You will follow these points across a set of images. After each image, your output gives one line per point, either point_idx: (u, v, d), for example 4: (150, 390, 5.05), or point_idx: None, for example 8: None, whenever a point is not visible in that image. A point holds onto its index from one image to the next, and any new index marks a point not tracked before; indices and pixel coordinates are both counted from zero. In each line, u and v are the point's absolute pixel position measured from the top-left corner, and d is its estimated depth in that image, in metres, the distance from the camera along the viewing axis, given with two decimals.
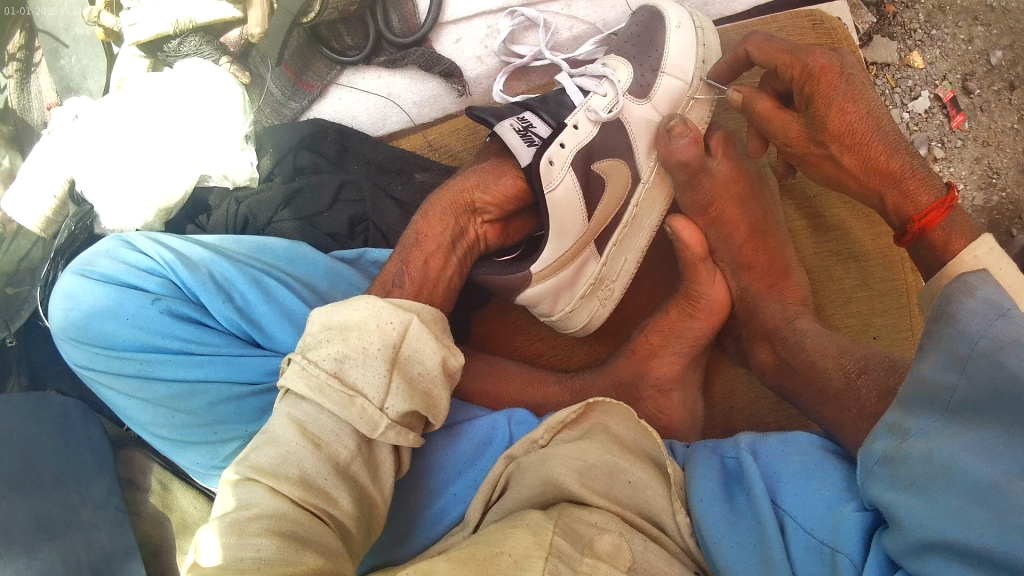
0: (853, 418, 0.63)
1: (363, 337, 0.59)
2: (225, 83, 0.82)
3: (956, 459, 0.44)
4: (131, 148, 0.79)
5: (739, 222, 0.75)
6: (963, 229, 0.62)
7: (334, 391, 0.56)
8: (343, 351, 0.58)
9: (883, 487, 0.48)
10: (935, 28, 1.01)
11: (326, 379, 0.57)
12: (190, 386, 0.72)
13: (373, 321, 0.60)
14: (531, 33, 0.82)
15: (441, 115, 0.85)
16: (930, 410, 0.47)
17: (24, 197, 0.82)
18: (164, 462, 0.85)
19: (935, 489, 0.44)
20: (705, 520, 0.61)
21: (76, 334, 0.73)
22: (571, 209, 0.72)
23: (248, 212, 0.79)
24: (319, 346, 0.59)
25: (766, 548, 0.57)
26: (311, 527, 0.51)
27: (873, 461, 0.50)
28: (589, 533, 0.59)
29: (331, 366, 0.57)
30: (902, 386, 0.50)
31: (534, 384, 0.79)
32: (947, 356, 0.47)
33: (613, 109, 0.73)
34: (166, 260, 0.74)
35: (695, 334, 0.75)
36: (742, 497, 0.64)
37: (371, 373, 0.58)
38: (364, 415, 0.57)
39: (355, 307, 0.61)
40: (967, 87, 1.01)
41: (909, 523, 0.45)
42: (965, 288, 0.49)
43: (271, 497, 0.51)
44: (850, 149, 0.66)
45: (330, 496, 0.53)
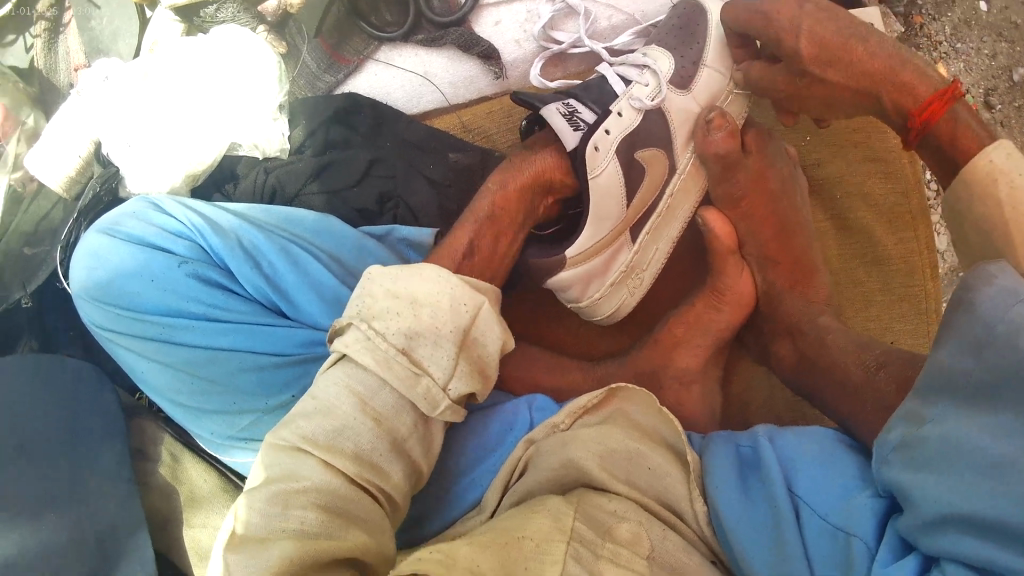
0: (873, 411, 0.62)
1: (434, 314, 0.60)
2: (260, 50, 0.81)
3: (970, 440, 0.45)
4: (162, 111, 0.79)
5: (769, 219, 0.76)
6: (971, 121, 0.59)
7: (402, 366, 0.57)
8: (415, 326, 0.59)
9: (898, 472, 0.49)
10: (960, 42, 1.02)
11: (394, 355, 0.58)
12: (212, 352, 0.72)
13: (446, 300, 0.61)
14: (571, 21, 0.83)
15: (477, 97, 0.84)
16: (945, 397, 0.48)
17: (48, 156, 0.81)
18: (176, 436, 0.83)
19: (950, 468, 0.46)
20: (720, 508, 0.60)
21: (100, 294, 0.73)
22: (611, 192, 0.73)
23: (276, 183, 0.78)
24: (388, 316, 0.59)
25: (780, 537, 0.56)
26: (358, 503, 0.52)
27: (888, 451, 0.51)
28: (608, 520, 0.58)
29: (401, 343, 0.58)
30: (919, 375, 0.51)
31: (559, 370, 0.79)
32: (964, 344, 0.48)
33: (656, 98, 0.74)
34: (195, 225, 0.74)
35: (719, 326, 0.76)
36: (758, 484, 0.62)
37: (440, 354, 0.59)
38: (428, 394, 0.58)
39: (425, 278, 0.62)
40: (989, 102, 1.02)
41: (921, 502, 0.47)
42: (982, 278, 0.49)
43: (320, 468, 0.53)
44: (832, 65, 0.65)
45: (382, 471, 0.55)
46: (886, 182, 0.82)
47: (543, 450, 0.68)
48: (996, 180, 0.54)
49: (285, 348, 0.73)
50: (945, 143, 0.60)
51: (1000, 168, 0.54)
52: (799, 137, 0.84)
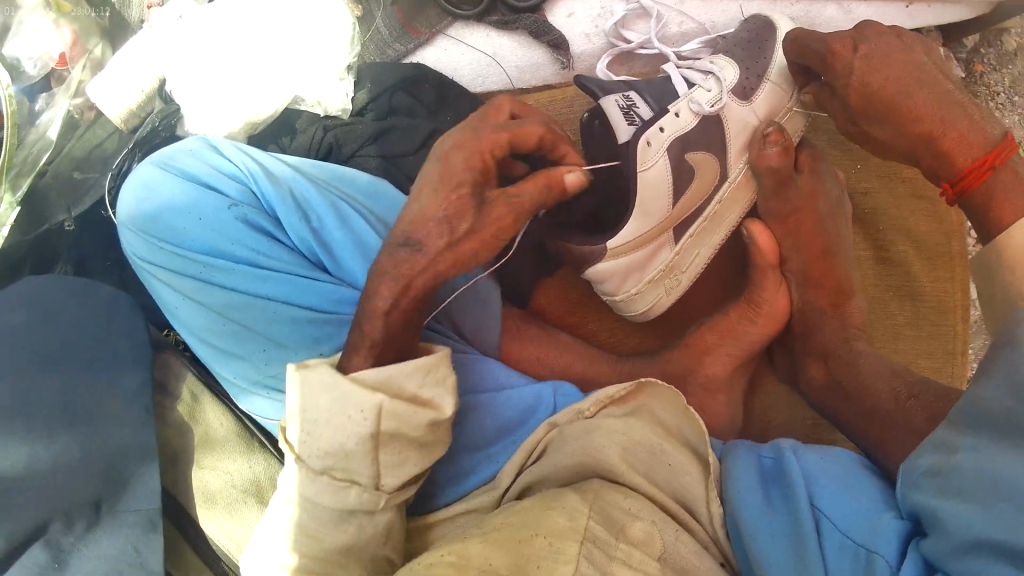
0: (905, 434, 0.66)
1: (338, 434, 0.59)
2: (336, 11, 0.82)
3: (1001, 474, 0.48)
4: (232, 54, 0.80)
5: (815, 239, 0.78)
6: (1011, 185, 0.62)
7: (325, 486, 0.59)
8: (326, 445, 0.59)
9: (929, 497, 0.53)
10: (1017, 95, 1.03)
11: (318, 478, 0.59)
12: (251, 298, 0.73)
13: (338, 416, 0.58)
14: (642, 22, 0.84)
15: (542, 84, 0.86)
16: (982, 431, 0.51)
17: (110, 86, 0.80)
18: (198, 375, 0.82)
19: (982, 497, 0.49)
20: (742, 507, 0.62)
21: (146, 225, 0.74)
22: (658, 191, 0.74)
23: (334, 140, 0.80)
24: (304, 432, 0.60)
25: (801, 542, 0.59)
26: (344, 547, 0.60)
27: (917, 474, 0.54)
28: (622, 519, 0.59)
29: (319, 467, 0.59)
30: (959, 404, 0.53)
31: (588, 360, 0.81)
32: (1001, 379, 0.50)
33: (715, 105, 0.76)
34: (250, 170, 0.75)
35: (753, 337, 0.79)
36: (780, 493, 0.64)
37: (361, 463, 0.59)
38: (364, 500, 0.60)
39: (327, 390, 0.59)
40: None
41: (954, 525, 0.50)
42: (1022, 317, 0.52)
43: (301, 533, 0.60)
44: (887, 114, 0.68)
45: (353, 523, 0.60)
46: (929, 221, 0.88)
47: (566, 435, 0.69)
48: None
49: (324, 303, 0.74)
50: (982, 207, 0.63)
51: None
52: (851, 165, 0.89)
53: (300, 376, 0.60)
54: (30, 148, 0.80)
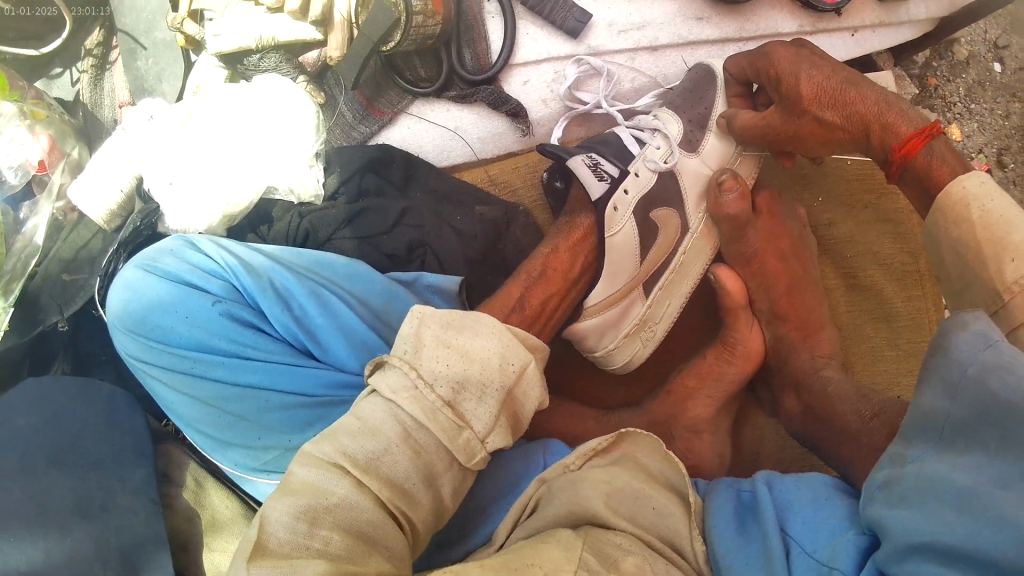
0: (864, 455, 0.67)
1: (484, 372, 0.58)
2: (299, 100, 0.85)
3: (944, 474, 0.46)
4: (206, 152, 0.83)
5: (780, 275, 0.81)
6: (947, 156, 0.62)
7: (445, 419, 0.56)
8: (465, 378, 0.58)
9: (879, 508, 0.49)
10: (974, 103, 1.05)
11: (439, 410, 0.56)
12: (240, 389, 0.75)
13: (495, 358, 0.59)
14: (594, 81, 0.88)
15: (504, 153, 0.90)
16: (929, 439, 0.49)
17: (90, 188, 0.84)
18: (202, 464, 0.86)
19: (922, 498, 0.46)
20: (719, 546, 0.64)
21: (135, 326, 0.77)
22: (627, 253, 0.78)
23: (310, 226, 0.82)
24: (439, 361, 0.58)
25: (771, 563, 0.60)
26: (384, 528, 0.51)
27: (872, 488, 0.51)
28: (615, 553, 0.61)
29: (447, 396, 0.57)
30: (906, 418, 0.52)
31: (572, 417, 0.83)
32: (941, 385, 0.50)
33: (669, 160, 0.80)
34: (229, 265, 0.77)
35: (730, 379, 0.81)
36: (755, 525, 0.66)
37: (484, 409, 0.58)
38: (467, 446, 0.57)
39: (479, 334, 0.60)
40: (1002, 161, 1.04)
41: (892, 529, 0.47)
42: (958, 322, 0.51)
43: (356, 490, 0.52)
44: (830, 106, 0.68)
45: (411, 498, 0.54)
46: (893, 242, 0.90)
47: (554, 488, 0.70)
48: (968, 205, 0.58)
49: (311, 388, 0.75)
50: (923, 177, 0.63)
51: (972, 193, 0.58)
52: (812, 198, 0.92)
53: (442, 319, 0.61)
54: (19, 256, 0.83)
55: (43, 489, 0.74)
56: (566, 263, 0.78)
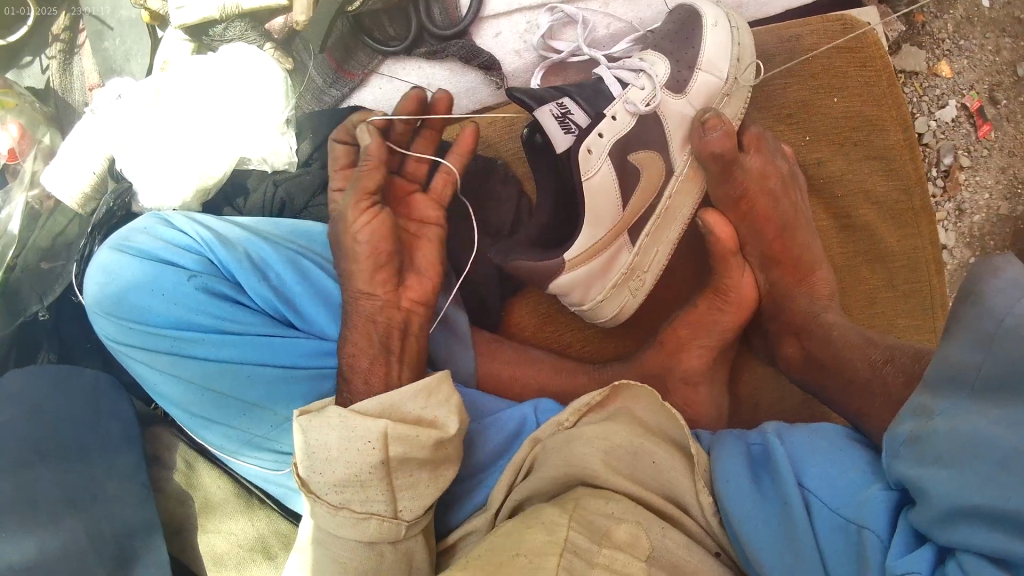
0: (880, 404, 0.64)
1: (349, 464, 0.60)
2: (267, 69, 0.83)
3: (977, 431, 0.46)
4: (175, 128, 0.81)
5: (770, 218, 0.78)
6: None
7: (342, 520, 0.61)
8: (339, 477, 0.60)
9: (911, 465, 0.51)
10: (963, 39, 0.99)
11: (335, 514, 0.61)
12: (220, 365, 0.73)
13: (351, 446, 0.60)
14: (569, 29, 0.85)
15: (479, 106, 0.87)
16: (957, 391, 0.49)
17: (62, 172, 0.83)
18: (192, 445, 0.84)
19: (960, 459, 0.47)
20: (728, 500, 0.61)
21: (111, 307, 0.73)
22: (605, 192, 0.74)
23: (286, 195, 0.81)
24: (314, 468, 0.61)
25: (792, 527, 0.57)
26: None
27: (899, 444, 0.52)
28: (605, 523, 0.58)
29: (336, 500, 0.61)
30: (929, 369, 0.52)
31: (563, 372, 0.81)
32: (971, 337, 0.49)
33: (651, 102, 0.75)
34: (204, 239, 0.75)
35: (723, 327, 0.78)
36: (767, 479, 0.63)
37: (375, 493, 0.61)
38: (383, 530, 0.61)
39: (331, 425, 0.61)
40: (995, 98, 1.00)
41: (935, 494, 0.48)
42: (989, 267, 0.50)
43: None
44: None
45: None
46: (886, 178, 0.84)
47: (549, 448, 0.68)
48: None
49: (294, 360, 0.75)
50: None
51: None
52: (799, 136, 0.85)
53: (302, 441, 0.61)
54: None
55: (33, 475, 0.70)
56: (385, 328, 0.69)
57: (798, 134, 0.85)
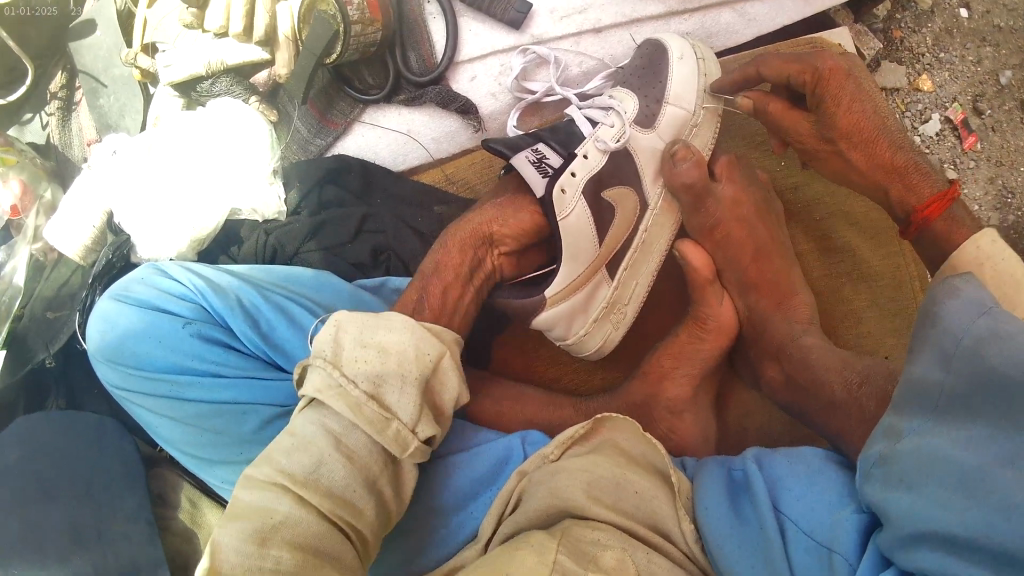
0: (854, 425, 0.65)
1: (401, 364, 0.61)
2: (253, 121, 0.87)
3: (939, 453, 0.47)
4: (167, 180, 0.84)
5: (746, 244, 0.80)
6: (964, 220, 0.68)
7: (372, 410, 0.58)
8: (384, 371, 0.60)
9: (877, 489, 0.51)
10: (943, 52, 1.03)
11: (364, 403, 0.58)
12: (216, 406, 0.75)
13: (412, 348, 0.62)
14: (542, 70, 0.88)
15: (458, 150, 0.91)
16: (924, 411, 0.49)
17: (64, 227, 0.87)
18: (195, 483, 0.87)
19: (922, 480, 0.47)
20: (711, 530, 0.63)
21: (111, 354, 0.77)
22: (583, 234, 0.75)
23: (277, 242, 0.84)
24: (359, 356, 0.60)
25: (768, 550, 0.60)
26: (333, 544, 0.54)
27: (870, 465, 0.52)
28: (592, 549, 0.60)
29: (370, 390, 0.59)
30: (898, 391, 0.52)
31: (552, 408, 0.83)
32: (936, 355, 0.50)
33: (620, 139, 0.77)
34: (197, 287, 0.78)
35: (704, 355, 0.80)
36: (746, 502, 0.65)
37: (408, 398, 0.60)
38: (398, 437, 0.59)
39: (393, 328, 0.63)
40: (978, 108, 1.02)
41: (899, 515, 0.48)
42: (948, 289, 0.52)
43: (295, 506, 0.54)
44: (857, 146, 0.73)
45: (354, 507, 0.56)
46: (863, 200, 0.88)
47: (535, 481, 0.70)
48: (983, 265, 0.61)
49: (286, 400, 0.77)
50: (938, 238, 0.68)
51: (986, 253, 0.61)
52: (776, 164, 0.90)
53: (359, 320, 0.63)
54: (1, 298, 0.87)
55: (40, 522, 0.74)
56: (456, 260, 0.75)
57: (775, 160, 0.90)
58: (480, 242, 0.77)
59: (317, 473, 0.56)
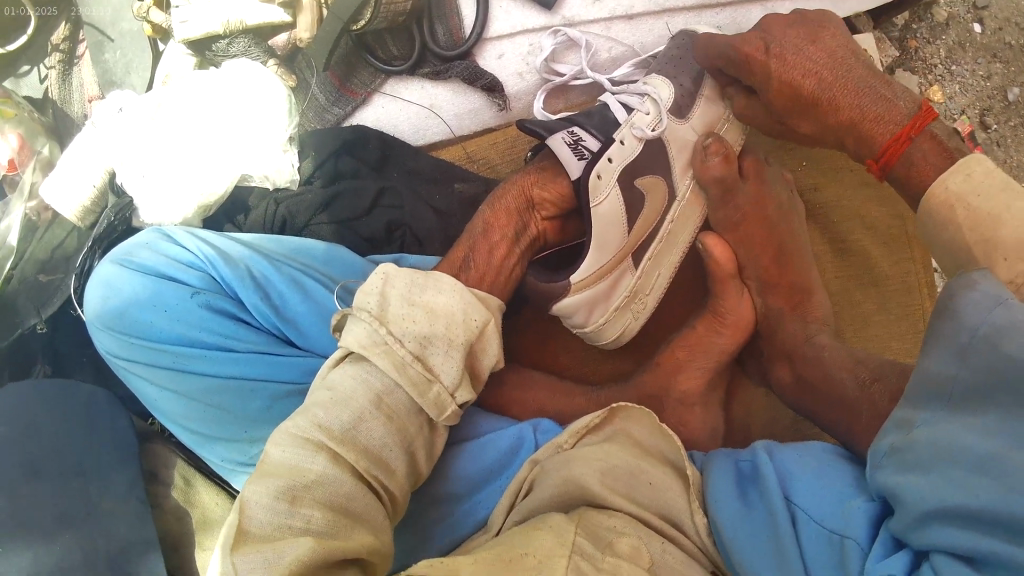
0: (866, 420, 0.64)
1: (448, 326, 0.61)
2: (270, 85, 0.83)
3: (955, 440, 0.45)
4: (176, 141, 0.81)
5: (767, 242, 0.79)
6: (930, 155, 0.61)
7: (417, 372, 0.58)
8: (432, 332, 0.60)
9: (888, 476, 0.49)
10: (955, 64, 1.01)
11: (410, 363, 0.59)
12: (221, 381, 0.71)
13: (460, 313, 0.62)
14: (572, 53, 0.86)
15: (482, 128, 0.88)
16: (937, 402, 0.48)
17: (62, 186, 0.83)
18: (188, 461, 0.83)
19: (935, 466, 0.45)
20: (722, 520, 0.59)
21: (112, 321, 0.73)
22: (612, 223, 0.73)
23: (287, 212, 0.81)
24: (404, 315, 0.60)
25: (779, 540, 0.56)
26: (364, 502, 0.53)
27: (879, 456, 0.50)
28: (609, 535, 0.57)
29: (416, 350, 0.59)
30: (912, 383, 0.50)
31: (563, 396, 0.81)
32: (949, 349, 0.48)
33: (657, 127, 0.76)
34: (207, 255, 0.75)
35: (720, 349, 0.78)
36: (755, 493, 0.62)
37: (452, 363, 0.60)
38: (438, 400, 0.59)
39: (441, 290, 0.63)
40: (985, 122, 1.01)
41: (911, 498, 0.46)
42: (963, 282, 0.49)
43: (331, 464, 0.53)
44: (803, 110, 0.68)
45: (387, 466, 0.56)
46: (879, 204, 0.87)
47: (546, 466, 0.67)
48: (953, 206, 0.57)
49: (297, 377, 0.73)
50: (907, 178, 0.62)
51: (955, 193, 0.57)
52: (796, 163, 0.88)
53: (408, 276, 0.63)
54: None
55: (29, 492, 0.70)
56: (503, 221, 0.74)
57: (798, 157, 0.88)
58: (523, 204, 0.76)
59: (355, 430, 0.55)
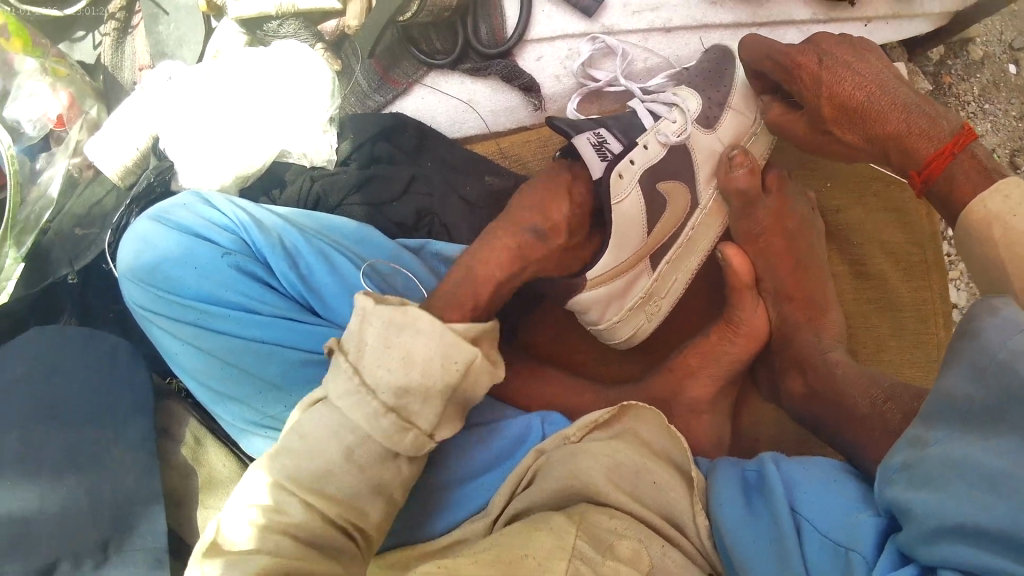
0: (876, 439, 0.65)
1: (425, 375, 0.59)
2: (316, 67, 0.86)
3: (967, 457, 0.47)
4: (220, 113, 0.84)
5: (785, 254, 0.81)
6: (967, 175, 0.63)
7: (388, 425, 0.59)
8: (408, 384, 0.59)
9: (899, 490, 0.50)
10: (988, 103, 1.04)
11: (381, 416, 0.59)
12: (243, 342, 0.74)
13: (438, 360, 0.59)
14: (608, 60, 0.90)
15: (516, 126, 0.92)
16: (951, 421, 0.50)
17: (106, 145, 0.86)
18: (201, 421, 0.84)
19: (948, 482, 0.47)
20: (725, 525, 0.59)
21: (144, 275, 0.75)
22: (633, 223, 0.76)
23: (321, 190, 0.84)
24: (381, 365, 0.59)
25: (782, 546, 0.56)
26: (333, 543, 0.58)
27: (890, 471, 0.52)
28: (609, 537, 0.57)
29: (389, 403, 0.59)
30: (927, 402, 0.52)
31: (572, 391, 0.83)
32: (968, 369, 0.50)
33: (682, 134, 0.79)
34: (241, 220, 0.77)
35: (730, 358, 0.80)
36: (759, 501, 0.62)
37: (429, 410, 0.60)
38: (413, 445, 0.60)
39: (422, 332, 0.60)
40: (1016, 162, 1.03)
41: (921, 512, 0.48)
42: (987, 307, 0.51)
43: (304, 508, 0.58)
44: (851, 123, 0.71)
45: (362, 513, 0.60)
46: (900, 231, 0.89)
47: (552, 458, 0.67)
48: (991, 223, 0.59)
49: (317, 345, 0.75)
50: (946, 194, 0.64)
51: (995, 212, 0.59)
52: (821, 184, 0.91)
53: (387, 313, 0.60)
54: (32, 207, 0.85)
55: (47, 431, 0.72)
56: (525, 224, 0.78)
57: (816, 179, 0.91)
58: None
59: (330, 473, 0.59)
